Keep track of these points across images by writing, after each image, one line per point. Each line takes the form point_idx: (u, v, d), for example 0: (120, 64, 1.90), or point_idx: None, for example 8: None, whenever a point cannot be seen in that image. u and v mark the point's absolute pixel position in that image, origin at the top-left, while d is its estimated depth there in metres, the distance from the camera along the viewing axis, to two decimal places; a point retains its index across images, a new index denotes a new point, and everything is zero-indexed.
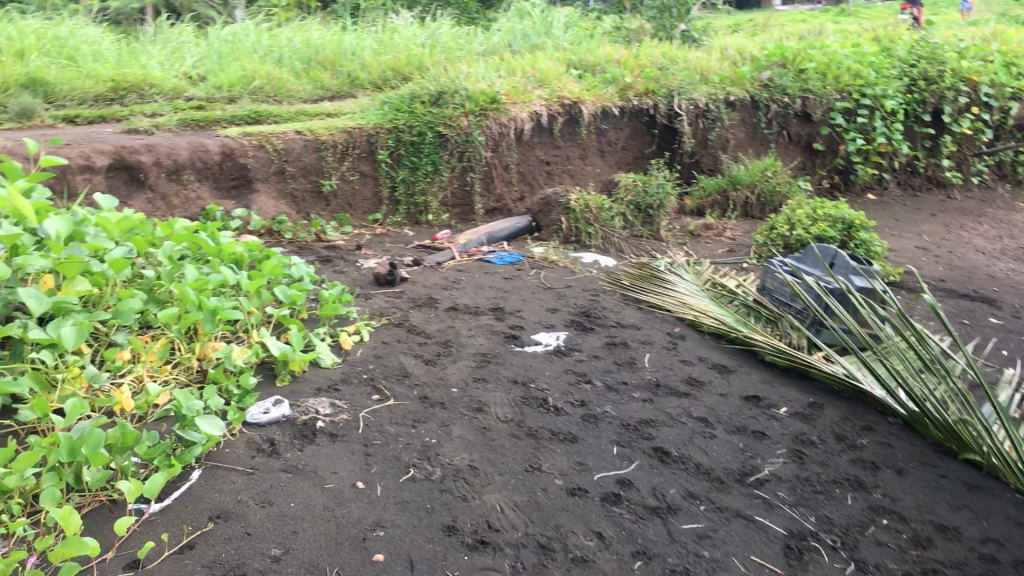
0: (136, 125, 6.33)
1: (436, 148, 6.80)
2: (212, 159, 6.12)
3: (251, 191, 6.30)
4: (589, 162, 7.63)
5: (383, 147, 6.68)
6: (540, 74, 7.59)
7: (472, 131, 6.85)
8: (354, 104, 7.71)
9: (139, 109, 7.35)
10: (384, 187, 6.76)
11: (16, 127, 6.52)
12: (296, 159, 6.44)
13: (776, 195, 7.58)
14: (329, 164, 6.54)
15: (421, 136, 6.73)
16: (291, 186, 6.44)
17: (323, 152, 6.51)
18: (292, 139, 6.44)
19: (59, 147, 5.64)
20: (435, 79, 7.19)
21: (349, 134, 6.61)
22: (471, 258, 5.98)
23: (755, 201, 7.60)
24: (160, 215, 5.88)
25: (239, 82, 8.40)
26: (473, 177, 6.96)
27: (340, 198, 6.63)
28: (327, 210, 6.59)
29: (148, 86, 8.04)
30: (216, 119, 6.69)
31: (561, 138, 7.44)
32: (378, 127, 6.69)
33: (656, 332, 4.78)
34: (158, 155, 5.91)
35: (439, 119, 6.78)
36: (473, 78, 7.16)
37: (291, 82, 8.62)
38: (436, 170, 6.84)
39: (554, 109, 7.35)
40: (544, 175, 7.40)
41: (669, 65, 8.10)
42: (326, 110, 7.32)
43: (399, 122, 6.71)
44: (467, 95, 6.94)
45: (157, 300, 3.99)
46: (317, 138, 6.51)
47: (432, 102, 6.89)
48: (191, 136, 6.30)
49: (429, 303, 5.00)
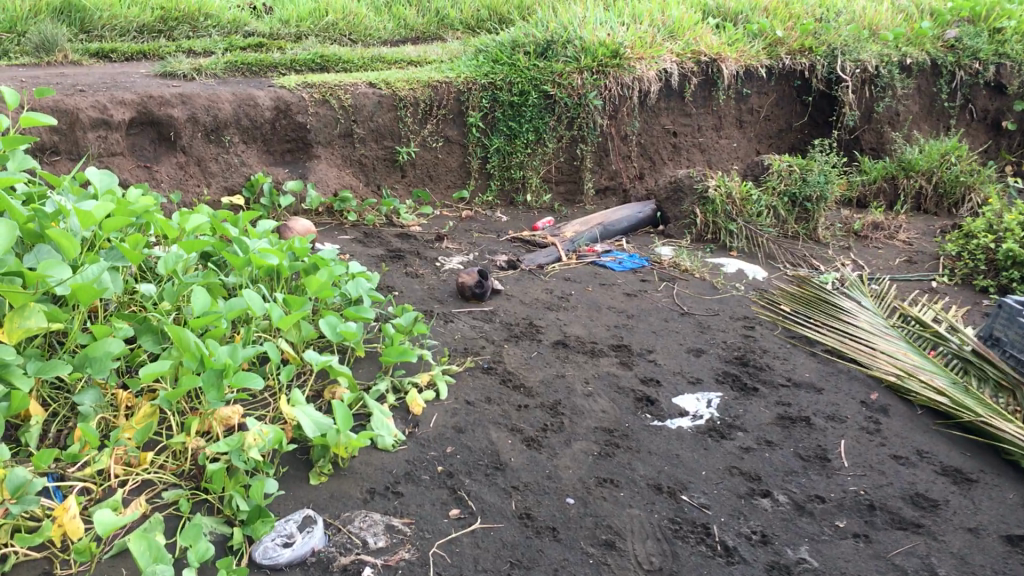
0: (174, 68, 5.11)
1: (541, 111, 5.45)
2: (262, 116, 4.87)
3: (309, 159, 5.07)
4: (724, 134, 6.22)
5: (477, 107, 5.37)
6: (672, 21, 6.15)
7: (586, 93, 5.46)
8: (443, 50, 6.40)
9: (190, 45, 6.18)
10: (474, 158, 5.48)
11: (34, 63, 5.38)
12: (368, 118, 5.17)
13: (958, 186, 5.99)
14: (408, 127, 5.28)
15: (523, 95, 5.40)
16: (361, 153, 5.21)
17: (401, 111, 5.23)
18: (364, 93, 5.15)
19: (69, 94, 4.44)
20: (544, 24, 5.84)
21: (434, 90, 5.31)
22: (580, 260, 4.68)
23: (931, 192, 6.07)
24: (194, 185, 4.68)
25: (311, 17, 7.21)
26: (583, 150, 5.61)
27: (419, 168, 5.39)
28: (402, 183, 5.37)
29: (204, 17, 6.90)
30: (273, 63, 5.44)
31: (693, 104, 6.01)
32: (470, 82, 5.37)
33: (845, 401, 3.42)
34: (194, 109, 4.68)
35: (547, 76, 5.42)
36: (591, 24, 5.77)
37: (369, 21, 7.39)
38: (540, 139, 5.52)
39: (687, 68, 5.89)
40: (669, 148, 6.01)
41: (831, 15, 6.58)
42: (409, 57, 6.02)
43: (497, 77, 5.39)
44: (581, 47, 5.56)
45: (153, 335, 2.84)
46: (395, 94, 5.21)
47: (538, 55, 5.58)
48: (240, 84, 5.06)
49: (529, 334, 3.74)
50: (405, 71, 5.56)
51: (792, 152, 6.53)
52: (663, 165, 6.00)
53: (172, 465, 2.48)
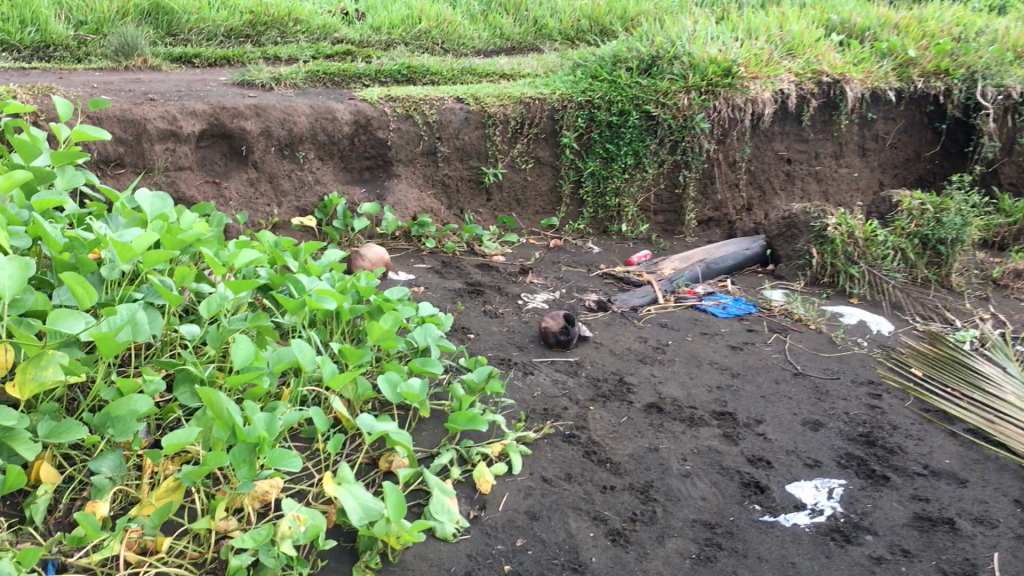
0: (252, 76, 4.81)
1: (642, 133, 5.00)
2: (340, 131, 4.53)
3: (388, 177, 4.71)
4: (844, 162, 5.62)
5: (571, 127, 4.97)
6: (792, 35, 5.65)
7: (693, 114, 4.97)
8: (538, 62, 5.98)
9: (275, 51, 5.91)
10: (566, 181, 5.05)
11: (112, 67, 5.14)
12: (454, 135, 4.80)
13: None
14: (496, 146, 4.88)
15: (623, 115, 4.96)
16: (444, 173, 4.82)
17: (489, 129, 4.85)
18: (451, 108, 4.78)
19: (137, 102, 4.15)
20: (649, 37, 5.39)
21: (527, 106, 4.93)
22: (679, 303, 4.19)
23: None
24: (264, 204, 4.35)
25: (403, 23, 6.91)
26: (687, 177, 5.11)
27: (506, 191, 4.99)
28: (487, 206, 4.97)
29: (292, 21, 6.63)
30: (357, 74, 5.09)
31: (811, 129, 5.46)
32: (566, 99, 4.97)
33: (995, 499, 2.86)
34: (269, 122, 4.35)
35: (650, 94, 4.97)
36: (701, 39, 5.30)
37: (463, 28, 7.07)
38: (640, 163, 5.05)
39: (807, 89, 5.34)
40: (781, 177, 5.47)
41: (969, 35, 5.94)
42: (503, 70, 5.62)
43: (596, 94, 4.97)
44: (689, 64, 5.10)
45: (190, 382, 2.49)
46: (484, 110, 4.83)
47: (641, 72, 5.14)
48: (319, 95, 4.73)
49: (619, 393, 3.28)
50: (497, 85, 5.20)
51: (919, 185, 5.90)
52: (774, 195, 5.46)
53: (193, 553, 2.10)
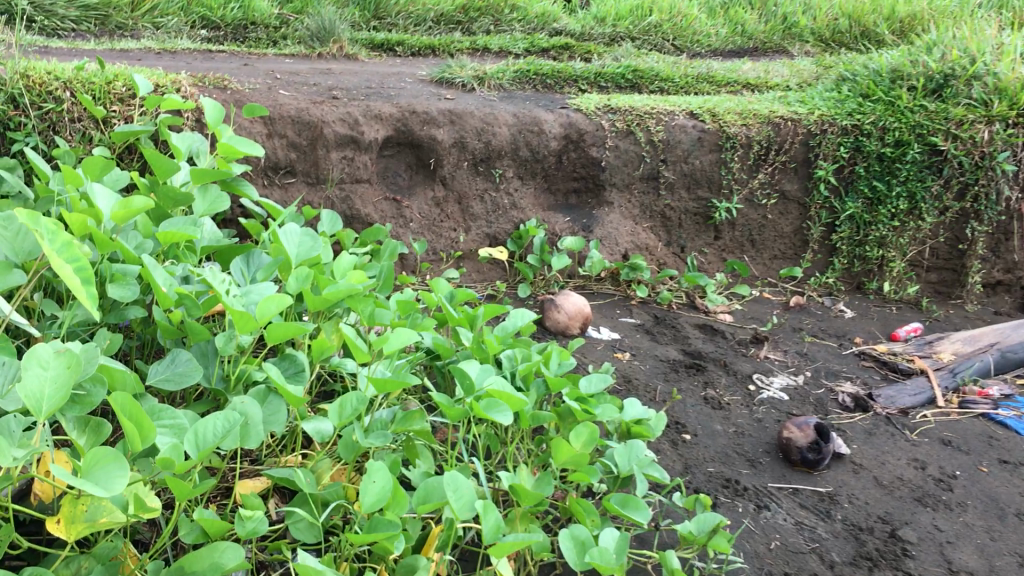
0: (453, 73, 4.15)
1: (921, 170, 3.97)
2: (547, 147, 3.79)
3: (599, 206, 3.97)
4: None
5: (830, 157, 4.03)
6: None
7: (994, 151, 3.88)
8: (789, 71, 5.02)
9: (485, 41, 5.27)
10: (815, 224, 4.11)
11: (306, 53, 4.63)
12: (682, 158, 3.96)
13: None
14: (733, 175, 4.02)
15: (899, 147, 3.96)
16: (666, 204, 4.01)
17: (726, 153, 3.97)
18: (681, 125, 3.95)
19: (317, 100, 3.55)
20: (940, 49, 4.35)
21: (775, 127, 4.02)
22: (964, 409, 3.15)
23: None
24: (448, 228, 3.67)
25: (631, 15, 6.21)
26: (976, 231, 4.04)
27: (739, 229, 4.12)
28: (715, 246, 4.12)
29: (509, 9, 6.01)
30: (573, 76, 4.32)
31: None
32: (825, 121, 4.02)
33: None
34: (463, 131, 3.66)
35: (937, 121, 3.94)
36: (1011, 55, 4.21)
37: (699, 23, 6.27)
38: (914, 209, 4.03)
39: None
40: None
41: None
42: (747, 79, 4.72)
43: (866, 117, 4.00)
44: (994, 87, 4.03)
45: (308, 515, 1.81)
46: (722, 129, 3.97)
47: (929, 94, 4.13)
48: (527, 101, 4.00)
49: (891, 555, 2.33)
50: (741, 99, 4.33)
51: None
52: None
53: None
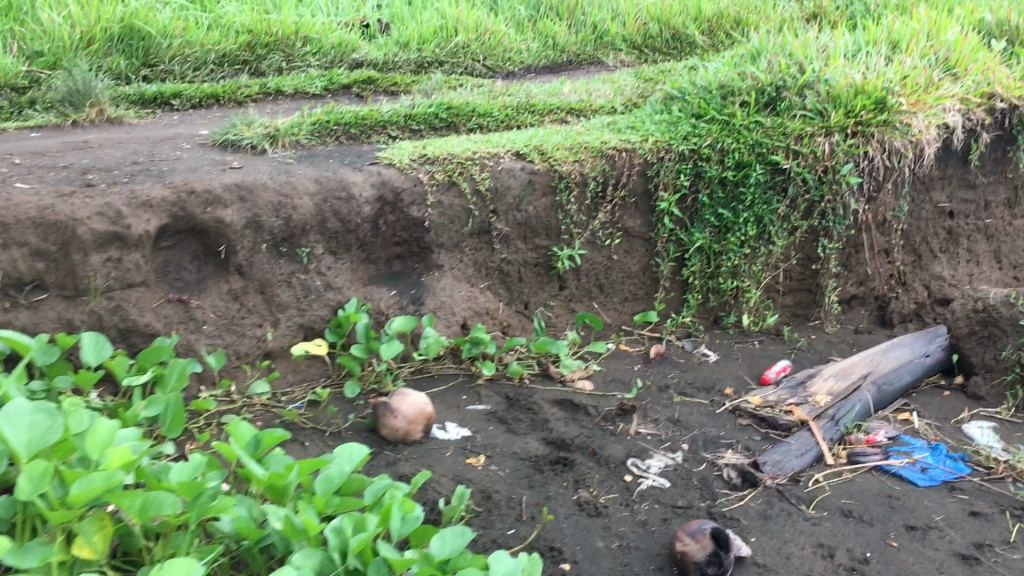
0: (239, 133, 3.54)
1: (766, 192, 3.69)
2: (359, 214, 3.26)
3: (427, 271, 3.47)
4: (1019, 212, 4.30)
5: (670, 186, 3.71)
6: (950, 46, 4.28)
7: (838, 164, 3.65)
8: (611, 89, 4.68)
9: (276, 82, 4.66)
10: (663, 260, 3.78)
11: (58, 123, 3.89)
12: (514, 206, 3.57)
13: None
14: (571, 218, 3.66)
15: (741, 169, 3.68)
16: (502, 257, 3.59)
17: (561, 195, 3.61)
18: (509, 169, 3.55)
19: (66, 191, 2.88)
20: (765, 57, 4.11)
21: (611, 162, 3.68)
22: (855, 464, 2.86)
23: None
24: (252, 325, 3.08)
25: (436, 37, 5.75)
26: (827, 249, 3.80)
27: (585, 276, 3.75)
28: (560, 297, 3.74)
29: (300, 40, 5.39)
30: (380, 121, 3.79)
31: (980, 171, 4.14)
32: (660, 148, 3.71)
33: None
34: (255, 209, 3.08)
35: (776, 137, 3.67)
36: (837, 58, 4.00)
37: (509, 39, 5.88)
38: (763, 233, 3.74)
39: (977, 119, 4.00)
40: (942, 239, 4.17)
41: None
42: (570, 103, 4.33)
43: (703, 140, 3.70)
44: (827, 96, 3.79)
45: None
46: (552, 169, 3.61)
47: (763, 108, 3.84)
48: (329, 159, 3.45)
49: None
50: (569, 129, 3.95)
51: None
52: (932, 259, 4.15)
53: None
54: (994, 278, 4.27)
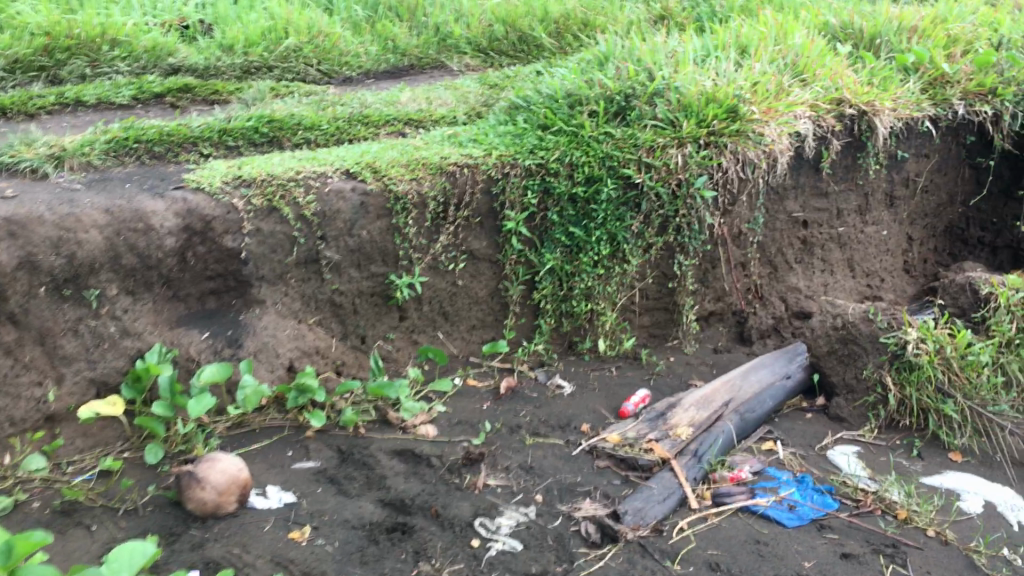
0: (15, 154, 3.03)
1: (618, 208, 3.46)
2: (160, 248, 2.84)
3: (246, 307, 3.07)
4: (870, 218, 4.24)
5: (517, 204, 3.43)
6: (798, 49, 4.16)
7: (691, 177, 3.48)
8: (453, 97, 4.37)
9: (75, 91, 4.14)
10: (512, 284, 3.50)
11: None
12: (346, 231, 3.20)
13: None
14: (410, 242, 3.33)
15: (591, 184, 3.44)
16: (333, 288, 3.23)
17: (397, 217, 3.28)
18: (338, 190, 3.18)
19: None
20: (613, 63, 3.88)
21: (452, 179, 3.37)
22: (721, 506, 2.64)
23: None
24: (30, 383, 2.63)
25: (264, 39, 5.31)
26: (683, 265, 3.61)
27: (429, 304, 3.42)
28: (401, 329, 3.39)
29: (108, 43, 4.87)
30: (189, 138, 3.36)
31: (832, 179, 4.04)
32: (506, 163, 3.42)
33: None
34: (29, 247, 2.62)
35: (627, 150, 3.46)
36: (686, 63, 3.82)
37: (345, 42, 5.50)
38: (616, 252, 3.51)
39: (827, 126, 3.89)
40: (798, 249, 4.04)
41: (1015, 43, 4.53)
42: (409, 113, 4.00)
43: (550, 154, 3.44)
44: (678, 104, 3.59)
45: None
46: (388, 189, 3.27)
47: (612, 118, 3.61)
48: (126, 183, 3.01)
49: None
50: (406, 143, 3.63)
51: (947, 235, 4.62)
52: (788, 270, 4.01)
53: None
54: (848, 287, 4.19)
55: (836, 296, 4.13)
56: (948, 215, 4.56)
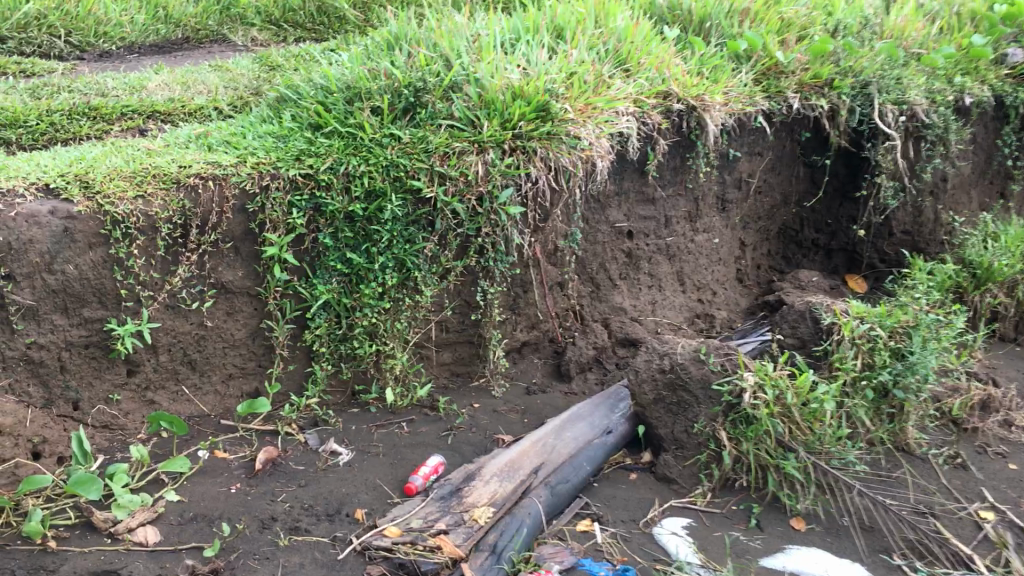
0: None
1: (407, 227, 2.84)
2: None
3: None
4: (701, 225, 3.77)
5: (279, 225, 2.74)
6: (621, 34, 3.62)
7: (495, 189, 2.88)
8: (220, 80, 3.61)
9: None
10: (278, 325, 2.80)
11: None
12: (46, 266, 2.48)
13: None
14: (137, 277, 2.59)
15: (372, 199, 2.80)
16: (28, 342, 2.48)
17: (117, 248, 2.54)
18: (30, 215, 2.44)
19: None
20: (404, 47, 3.25)
21: (193, 196, 2.65)
22: None
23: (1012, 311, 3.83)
24: None
25: None
26: (489, 293, 3.02)
27: (168, 352, 2.70)
28: (132, 385, 2.66)
29: None
30: None
31: (658, 183, 3.54)
32: (262, 173, 2.73)
33: None
34: None
35: (415, 157, 2.83)
36: (490, 49, 3.21)
37: (103, 7, 4.56)
38: (407, 280, 2.89)
39: (653, 123, 3.36)
40: (622, 262, 3.55)
41: (851, 30, 4.10)
42: (154, 104, 3.24)
43: (322, 161, 2.78)
44: (479, 100, 3.00)
45: None
46: (101, 210, 2.52)
47: (399, 116, 2.98)
48: None
49: None
50: (137, 146, 2.87)
51: (782, 237, 4.26)
52: (612, 287, 3.51)
53: None
54: (678, 303, 3.71)
55: (664, 315, 3.64)
56: (783, 216, 4.16)
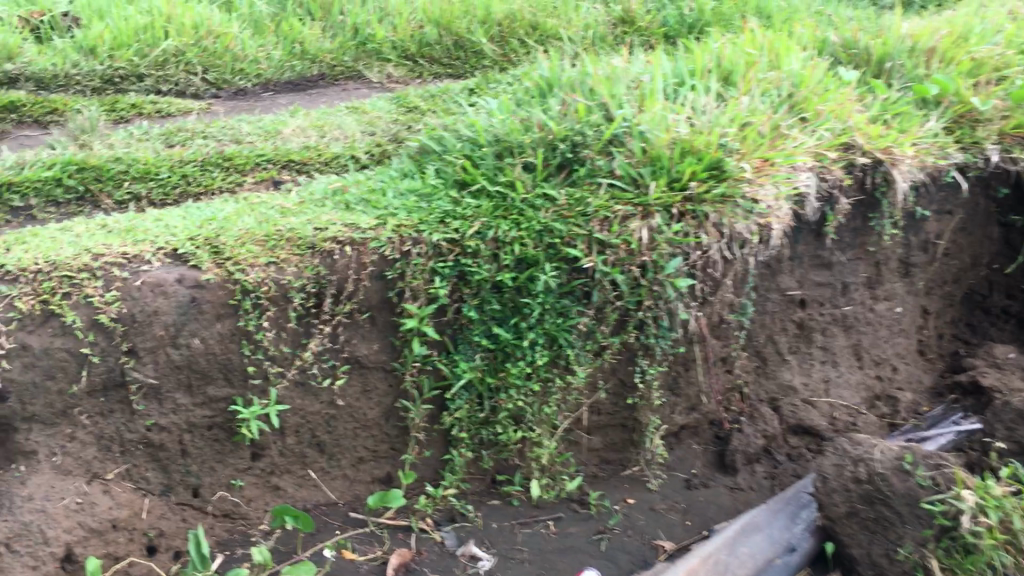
0: None
1: (560, 300, 2.51)
2: None
3: (6, 462, 2.21)
4: (883, 293, 3.31)
5: (420, 294, 2.45)
6: (796, 79, 3.20)
7: (661, 260, 2.52)
8: (357, 125, 3.36)
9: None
10: (415, 405, 2.52)
11: None
12: (170, 340, 2.26)
13: None
14: (266, 351, 2.34)
15: (523, 269, 2.48)
16: (148, 424, 2.29)
17: (245, 319, 2.30)
18: (154, 286, 2.23)
19: None
20: (559, 96, 2.95)
21: (327, 263, 2.38)
22: None
23: None
24: None
25: (135, 41, 4.18)
26: (648, 374, 2.66)
27: (295, 435, 2.47)
28: (255, 470, 2.44)
29: None
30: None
31: (838, 246, 3.11)
32: (403, 237, 2.45)
33: None
34: None
35: (573, 221, 2.50)
36: (653, 96, 2.87)
37: (241, 43, 4.34)
38: (557, 358, 2.56)
39: (837, 181, 2.93)
40: (794, 335, 3.12)
41: None
42: (289, 153, 3.02)
43: (469, 224, 2.48)
44: (643, 156, 2.64)
45: None
46: (232, 278, 2.29)
47: (554, 173, 2.66)
48: None
49: None
50: (271, 205, 2.61)
51: (966, 302, 3.69)
52: (781, 363, 3.09)
53: None
54: (855, 381, 3.26)
55: (839, 395, 3.20)
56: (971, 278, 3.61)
